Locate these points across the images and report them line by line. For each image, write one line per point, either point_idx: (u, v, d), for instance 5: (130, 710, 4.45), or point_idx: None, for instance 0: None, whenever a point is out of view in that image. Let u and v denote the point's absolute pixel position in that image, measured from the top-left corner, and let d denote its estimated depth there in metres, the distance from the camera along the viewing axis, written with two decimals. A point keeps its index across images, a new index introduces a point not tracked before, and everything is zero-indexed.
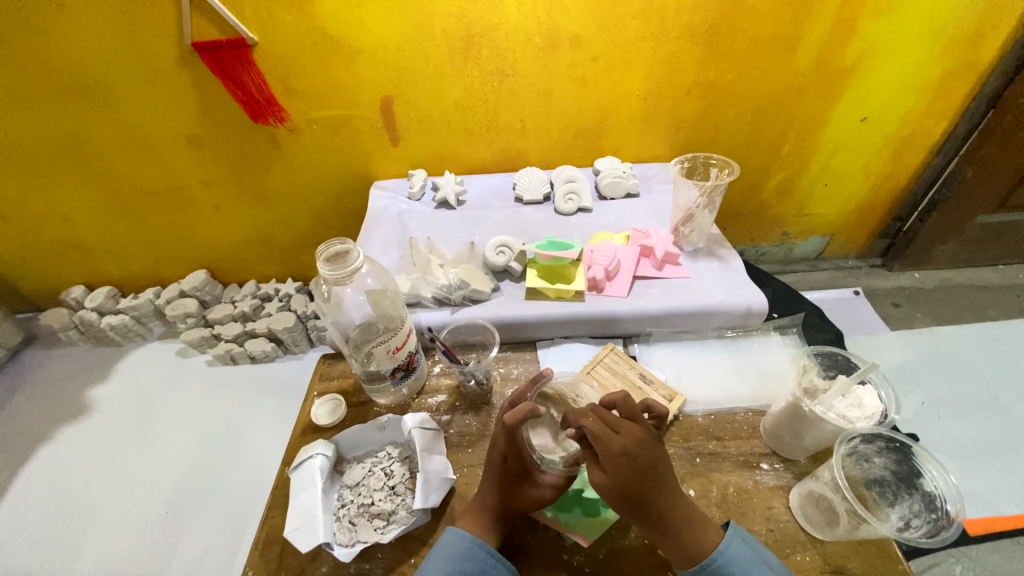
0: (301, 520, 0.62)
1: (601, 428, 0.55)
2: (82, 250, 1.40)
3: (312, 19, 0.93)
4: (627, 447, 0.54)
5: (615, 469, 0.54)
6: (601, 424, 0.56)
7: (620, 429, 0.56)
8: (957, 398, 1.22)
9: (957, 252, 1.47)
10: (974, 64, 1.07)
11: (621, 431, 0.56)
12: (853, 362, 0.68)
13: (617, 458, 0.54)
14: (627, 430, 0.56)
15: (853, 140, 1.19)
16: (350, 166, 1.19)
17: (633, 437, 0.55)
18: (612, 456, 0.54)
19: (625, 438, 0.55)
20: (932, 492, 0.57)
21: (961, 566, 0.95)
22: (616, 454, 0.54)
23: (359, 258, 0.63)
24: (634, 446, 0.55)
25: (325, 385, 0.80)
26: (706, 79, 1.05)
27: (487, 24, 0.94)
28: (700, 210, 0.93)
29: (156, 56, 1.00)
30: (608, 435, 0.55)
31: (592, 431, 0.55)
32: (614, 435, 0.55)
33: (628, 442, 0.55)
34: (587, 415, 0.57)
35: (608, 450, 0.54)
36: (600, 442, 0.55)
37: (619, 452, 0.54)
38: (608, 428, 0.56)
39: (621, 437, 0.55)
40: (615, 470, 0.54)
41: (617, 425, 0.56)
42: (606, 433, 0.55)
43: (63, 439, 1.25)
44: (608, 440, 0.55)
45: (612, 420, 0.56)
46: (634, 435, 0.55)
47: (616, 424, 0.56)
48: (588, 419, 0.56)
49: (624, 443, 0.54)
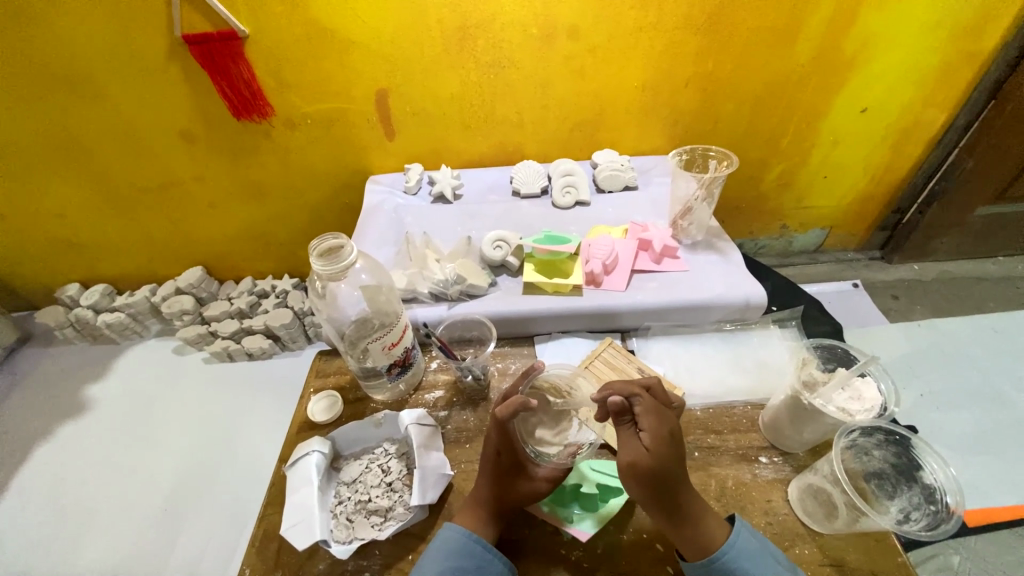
0: (298, 517, 0.61)
1: (652, 405, 0.57)
2: (76, 248, 1.39)
3: (304, 12, 0.92)
4: (674, 429, 0.56)
5: (661, 446, 0.54)
6: (650, 401, 0.57)
7: (665, 411, 0.57)
8: (955, 389, 1.22)
9: (957, 243, 1.46)
10: (976, 52, 1.05)
11: (667, 413, 0.57)
12: (852, 354, 0.67)
13: (664, 436, 0.55)
14: (671, 414, 0.58)
15: (853, 131, 1.18)
16: (346, 161, 1.18)
17: (676, 420, 0.57)
18: (659, 432, 0.55)
19: (671, 420, 0.57)
20: (932, 485, 0.56)
21: (959, 558, 0.96)
22: (666, 432, 0.55)
23: (354, 253, 0.62)
24: (676, 430, 0.56)
25: (321, 382, 0.80)
26: (705, 69, 1.04)
27: (482, 14, 0.92)
28: (698, 202, 0.91)
29: (146, 49, 0.98)
30: (660, 411, 0.56)
31: (649, 405, 0.56)
32: (662, 414, 0.56)
33: (673, 424, 0.56)
34: (638, 390, 0.58)
35: (659, 426, 0.55)
36: (651, 417, 0.56)
37: (667, 430, 0.55)
38: (656, 406, 0.57)
39: (667, 417, 0.56)
40: (660, 448, 0.54)
41: (662, 407, 0.58)
42: (658, 409, 0.56)
43: (60, 438, 1.25)
44: (659, 417, 0.56)
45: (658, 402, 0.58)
46: (676, 420, 0.57)
47: (662, 406, 0.58)
48: (641, 393, 0.57)
49: (671, 424, 0.56)
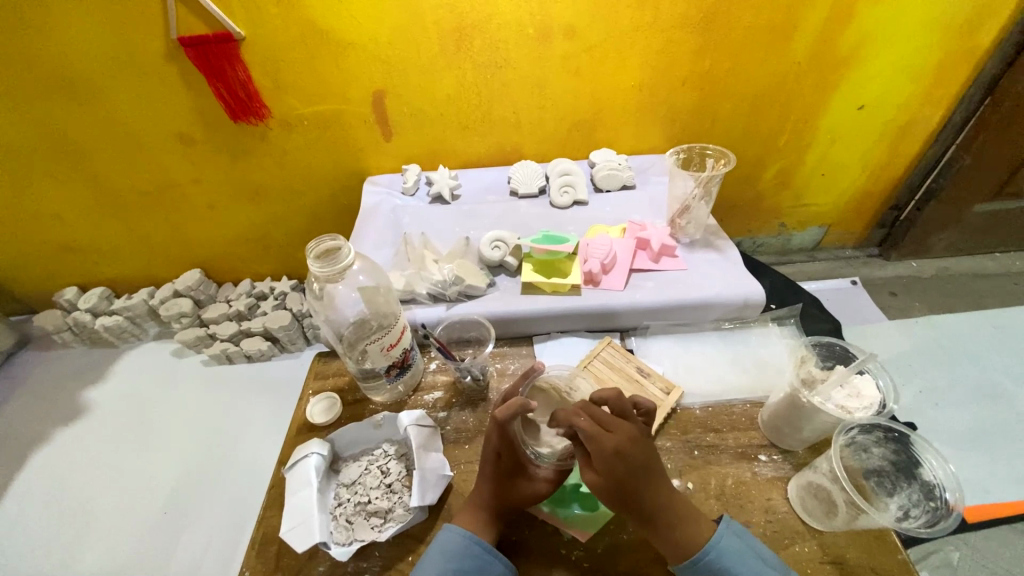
0: (297, 520, 0.61)
1: (593, 428, 0.54)
2: (74, 251, 1.38)
3: (300, 13, 0.92)
4: (619, 447, 0.54)
5: (607, 469, 0.54)
6: (592, 423, 0.55)
7: (612, 427, 0.55)
8: (954, 386, 1.22)
9: (955, 240, 1.46)
10: (972, 49, 1.06)
11: (613, 429, 0.55)
12: (850, 352, 0.67)
13: (608, 458, 0.54)
14: (620, 430, 0.55)
15: (850, 129, 1.18)
16: (344, 162, 1.18)
17: (625, 436, 0.55)
18: (603, 455, 0.54)
19: (617, 437, 0.54)
20: (931, 481, 0.56)
21: (960, 554, 0.96)
22: (608, 454, 0.53)
23: (351, 255, 0.62)
24: (627, 446, 0.54)
25: (320, 384, 0.79)
26: (702, 68, 1.04)
27: (479, 14, 0.92)
28: (696, 201, 0.91)
29: (142, 51, 0.98)
30: (600, 434, 0.54)
31: (585, 431, 0.54)
32: (606, 434, 0.54)
33: (619, 441, 0.54)
34: (579, 414, 0.56)
35: (599, 450, 0.54)
36: (592, 441, 0.54)
37: (610, 451, 0.54)
38: (599, 426, 0.55)
39: (612, 436, 0.54)
40: (606, 471, 0.54)
41: (608, 424, 0.55)
42: (598, 432, 0.54)
43: (59, 442, 1.25)
44: (600, 440, 0.54)
45: (604, 419, 0.56)
46: (625, 434, 0.55)
47: (609, 424, 0.55)
48: (580, 418, 0.55)
49: (616, 443, 0.54)
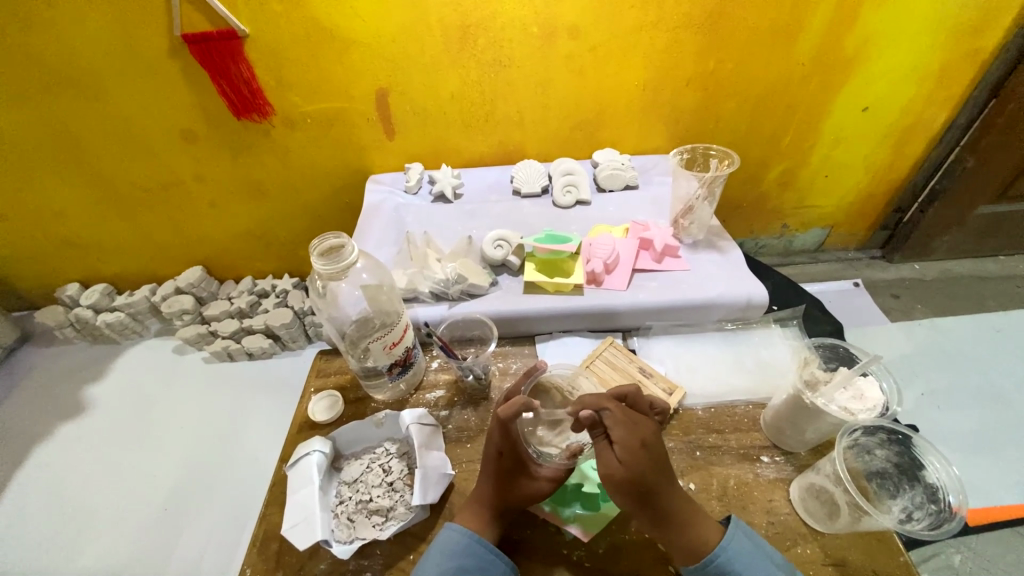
0: (299, 517, 0.61)
1: (622, 416, 0.55)
2: (76, 247, 1.38)
3: (304, 11, 0.92)
4: (646, 438, 0.55)
5: (633, 459, 0.54)
6: (620, 412, 0.56)
7: (638, 420, 0.56)
8: (957, 389, 1.22)
9: (958, 243, 1.46)
10: (977, 51, 1.05)
11: (639, 422, 0.56)
12: (853, 354, 0.67)
13: (635, 448, 0.54)
14: (644, 423, 0.56)
15: (854, 130, 1.18)
16: (346, 160, 1.18)
17: (649, 429, 0.56)
18: (631, 445, 0.54)
19: (643, 430, 0.55)
20: (935, 484, 0.56)
21: (961, 557, 0.96)
22: (636, 444, 0.54)
23: (354, 252, 0.61)
24: (651, 438, 0.55)
25: (323, 381, 0.79)
26: (706, 68, 1.04)
27: (482, 13, 0.92)
28: (700, 201, 0.91)
29: (146, 48, 0.98)
30: (629, 423, 0.55)
31: (616, 416, 0.55)
32: (633, 425, 0.55)
33: (645, 434, 0.55)
34: (608, 401, 0.56)
35: (628, 438, 0.54)
36: (621, 429, 0.55)
37: (637, 441, 0.54)
38: (627, 416, 0.56)
39: (639, 427, 0.55)
40: (632, 460, 0.54)
41: (635, 417, 0.56)
42: (626, 421, 0.55)
43: (60, 438, 1.25)
44: (628, 429, 0.55)
45: (630, 411, 0.57)
46: (651, 427, 0.56)
47: (634, 416, 0.56)
48: (610, 404, 0.56)
49: (643, 434, 0.55)
